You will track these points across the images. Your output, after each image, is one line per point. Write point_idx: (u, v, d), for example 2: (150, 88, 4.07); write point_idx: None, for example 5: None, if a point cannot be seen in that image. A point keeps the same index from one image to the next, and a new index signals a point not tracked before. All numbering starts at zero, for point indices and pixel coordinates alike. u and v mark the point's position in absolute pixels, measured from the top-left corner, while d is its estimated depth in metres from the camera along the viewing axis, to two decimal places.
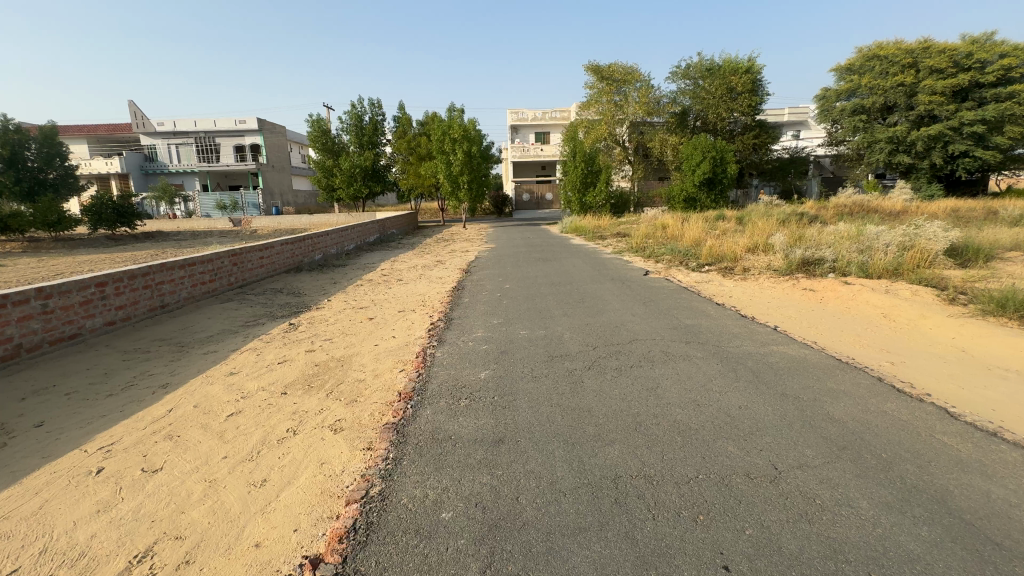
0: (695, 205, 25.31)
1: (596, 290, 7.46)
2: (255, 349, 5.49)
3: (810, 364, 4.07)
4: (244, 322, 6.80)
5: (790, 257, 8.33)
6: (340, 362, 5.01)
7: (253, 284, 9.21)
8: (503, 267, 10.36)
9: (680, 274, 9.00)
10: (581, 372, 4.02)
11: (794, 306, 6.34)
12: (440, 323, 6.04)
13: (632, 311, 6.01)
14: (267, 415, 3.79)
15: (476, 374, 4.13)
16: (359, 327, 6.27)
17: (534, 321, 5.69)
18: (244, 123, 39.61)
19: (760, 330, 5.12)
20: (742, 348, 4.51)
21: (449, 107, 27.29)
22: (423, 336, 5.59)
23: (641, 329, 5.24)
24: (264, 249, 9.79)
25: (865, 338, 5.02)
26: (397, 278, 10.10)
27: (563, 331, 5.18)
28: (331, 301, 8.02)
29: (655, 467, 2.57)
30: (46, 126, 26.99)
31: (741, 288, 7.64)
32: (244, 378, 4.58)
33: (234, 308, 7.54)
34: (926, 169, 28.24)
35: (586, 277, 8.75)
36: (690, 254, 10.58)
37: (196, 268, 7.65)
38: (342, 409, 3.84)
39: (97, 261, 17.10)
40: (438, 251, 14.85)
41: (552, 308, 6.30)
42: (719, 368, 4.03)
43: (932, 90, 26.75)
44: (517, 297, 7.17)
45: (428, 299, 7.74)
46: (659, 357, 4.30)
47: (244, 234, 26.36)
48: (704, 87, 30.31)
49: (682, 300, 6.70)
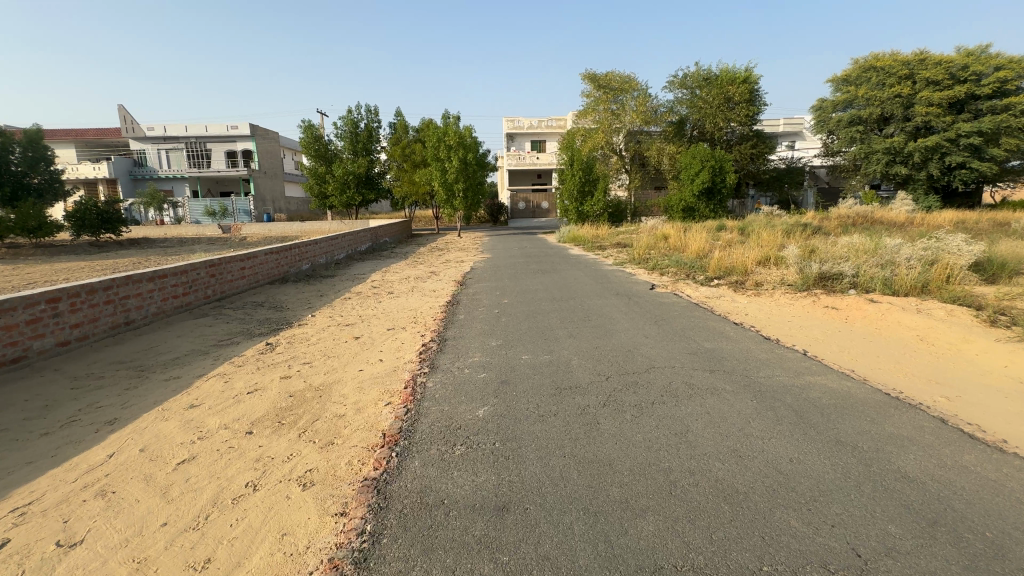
0: (693, 215, 24.96)
1: (601, 306, 6.91)
2: (224, 374, 4.88)
3: (859, 402, 3.52)
4: (216, 340, 6.18)
5: (806, 272, 7.86)
6: (318, 392, 4.41)
7: (232, 297, 8.61)
8: (501, 279, 9.82)
9: (689, 288, 8.50)
10: (595, 409, 3.47)
11: (818, 326, 5.82)
12: (434, 344, 5.50)
13: (644, 332, 5.48)
14: (226, 463, 3.18)
15: (473, 412, 3.54)
16: (343, 348, 5.66)
17: (536, 344, 5.14)
18: (236, 128, 39.00)
19: (790, 356, 4.58)
20: (775, 379, 3.98)
21: (444, 113, 26.87)
22: (414, 361, 5.01)
23: (655, 354, 4.71)
24: (245, 259, 9.19)
25: (906, 365, 4.51)
26: (388, 291, 9.51)
27: (570, 357, 4.64)
28: (315, 317, 7.41)
29: (704, 554, 2.01)
30: (30, 130, 26.27)
31: (756, 305, 7.14)
32: (204, 414, 3.96)
33: (209, 324, 6.92)
34: (924, 180, 28.14)
35: (589, 291, 8.21)
36: (697, 267, 10.09)
37: (167, 280, 7.03)
38: (316, 455, 3.26)
39: (78, 269, 16.43)
40: (432, 261, 14.27)
41: (555, 328, 5.76)
42: (753, 404, 3.51)
43: (929, 102, 26.71)
44: (516, 313, 6.65)
45: (420, 315, 7.16)
46: (682, 391, 3.77)
47: (233, 242, 25.72)
48: (702, 96, 30.18)
49: (696, 319, 6.16)
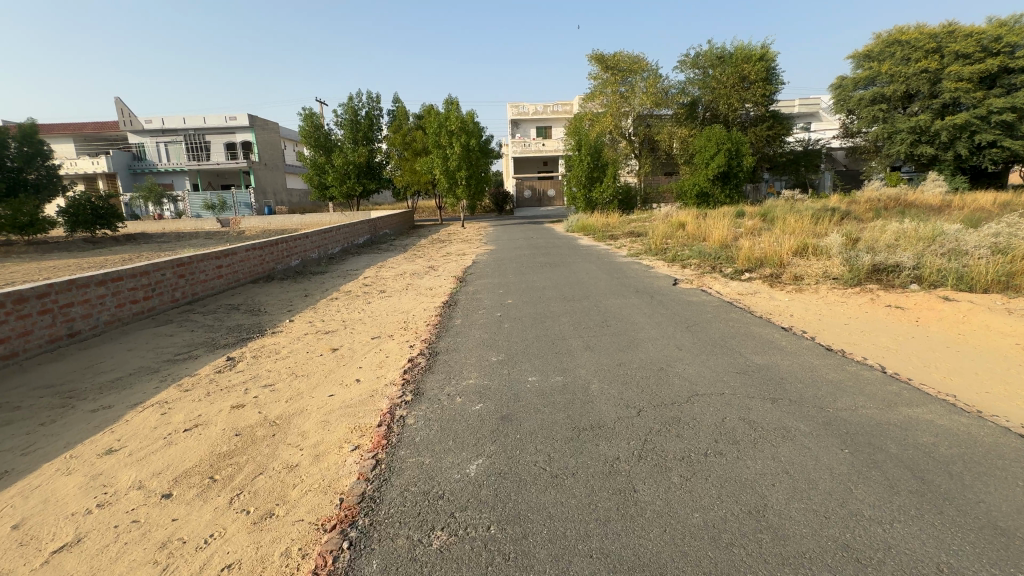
0: (708, 201, 23.76)
1: (618, 308, 5.94)
2: (164, 402, 3.98)
3: (995, 454, 2.54)
4: (172, 355, 5.28)
5: (856, 264, 6.85)
6: (272, 429, 3.49)
7: (206, 299, 7.74)
8: (504, 275, 8.86)
9: (717, 283, 7.51)
10: (627, 464, 2.56)
11: (886, 332, 4.81)
12: (426, 358, 4.60)
13: (677, 343, 4.51)
14: (117, 554, 2.29)
15: (461, 470, 2.62)
16: (314, 365, 4.75)
17: (547, 360, 4.19)
18: (234, 119, 38.07)
19: (869, 378, 3.60)
20: (865, 415, 3.02)
21: (445, 99, 25.79)
22: (396, 384, 4.08)
23: (696, 374, 3.77)
24: (221, 256, 8.30)
25: (1019, 385, 3.54)
26: (379, 289, 8.57)
27: (590, 379, 3.71)
28: (293, 323, 6.50)
29: None
30: (26, 124, 25.63)
31: (800, 303, 6.15)
32: (118, 465, 3.07)
33: (170, 333, 6.02)
34: (950, 160, 26.58)
35: (605, 288, 7.23)
36: (723, 259, 9.06)
37: (122, 284, 6.15)
38: (243, 538, 2.34)
39: (65, 267, 15.69)
40: (432, 255, 13.25)
41: (568, 337, 4.84)
42: (847, 455, 2.55)
43: (957, 77, 25.15)
44: (522, 318, 5.71)
45: (410, 320, 6.23)
46: (745, 432, 2.84)
47: (230, 236, 25.03)
48: (715, 76, 28.86)
49: (735, 324, 5.16)
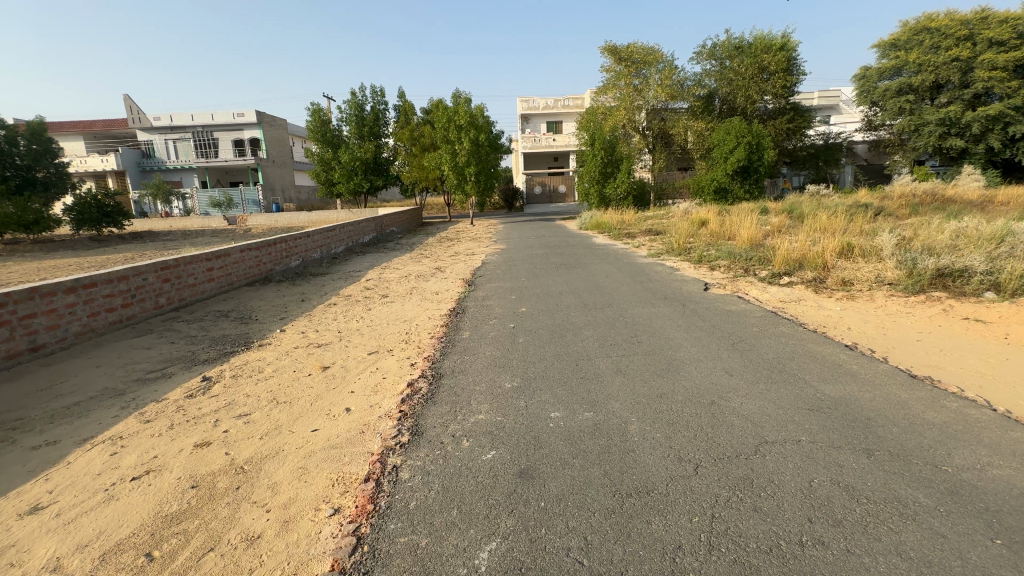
0: (726, 196, 22.86)
1: (647, 319, 5.21)
2: (117, 438, 3.36)
3: None
4: (143, 373, 4.68)
5: (915, 268, 6.07)
6: (238, 478, 2.85)
7: (194, 304, 7.17)
8: (517, 278, 8.17)
9: (754, 288, 6.75)
10: (693, 559, 1.87)
11: (975, 354, 4.02)
12: (428, 382, 3.93)
13: (724, 367, 3.79)
14: None
15: (468, 561, 1.95)
16: (300, 389, 4.09)
17: (571, 389, 3.50)
18: (242, 116, 37.72)
19: (984, 420, 2.85)
20: (1002, 479, 2.27)
21: (454, 93, 25.08)
22: (391, 417, 3.41)
23: (757, 411, 3.05)
24: (212, 258, 7.71)
25: None
26: (381, 294, 7.94)
27: (626, 418, 3.01)
28: (283, 334, 5.87)
29: None
30: (35, 122, 25.34)
31: (857, 314, 5.38)
32: (38, 532, 2.45)
33: (146, 345, 5.42)
34: (982, 153, 25.25)
35: (630, 294, 6.50)
36: (756, 260, 8.28)
37: (96, 291, 5.55)
38: None
39: (66, 267, 15.35)
40: (439, 255, 12.59)
41: (593, 357, 4.14)
42: (1004, 552, 1.83)
43: (991, 65, 23.85)
44: (538, 330, 5.02)
45: (413, 331, 5.56)
46: (846, 507, 2.12)
47: (236, 234, 24.65)
48: (733, 68, 27.88)
49: (787, 340, 4.41)
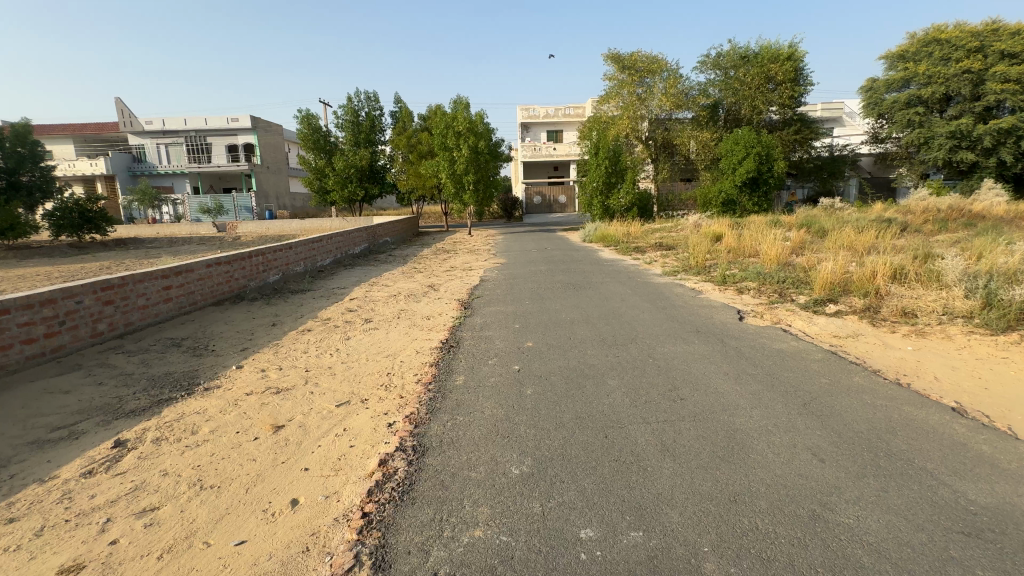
0: (734, 209, 22.07)
1: (683, 363, 4.22)
2: None
3: None
4: (44, 433, 3.61)
5: (992, 300, 5.15)
6: None
7: (144, 330, 6.14)
8: (521, 301, 7.18)
9: (799, 319, 5.76)
10: None
11: None
12: (408, 460, 2.90)
13: (810, 447, 2.78)
14: None
15: None
16: (237, 464, 3.07)
17: (605, 483, 2.49)
18: (236, 121, 36.81)
19: None
20: None
21: (454, 98, 24.23)
22: (350, 523, 2.38)
23: (889, 536, 2.05)
24: (169, 274, 6.70)
25: None
26: (365, 318, 6.93)
27: (697, 548, 2.00)
28: (239, 372, 4.84)
29: None
30: (20, 124, 24.09)
31: (937, 357, 4.39)
32: None
33: (65, 389, 4.37)
34: (993, 167, 24.52)
35: (653, 325, 5.52)
36: (790, 282, 7.33)
37: (8, 318, 4.53)
38: None
39: (34, 277, 14.25)
40: (434, 269, 11.61)
41: (627, 424, 3.12)
42: None
43: (1004, 77, 23.18)
44: (550, 377, 4.02)
45: (394, 372, 4.54)
46: None
47: (223, 242, 23.63)
48: (738, 77, 27.24)
49: (875, 402, 3.38)
